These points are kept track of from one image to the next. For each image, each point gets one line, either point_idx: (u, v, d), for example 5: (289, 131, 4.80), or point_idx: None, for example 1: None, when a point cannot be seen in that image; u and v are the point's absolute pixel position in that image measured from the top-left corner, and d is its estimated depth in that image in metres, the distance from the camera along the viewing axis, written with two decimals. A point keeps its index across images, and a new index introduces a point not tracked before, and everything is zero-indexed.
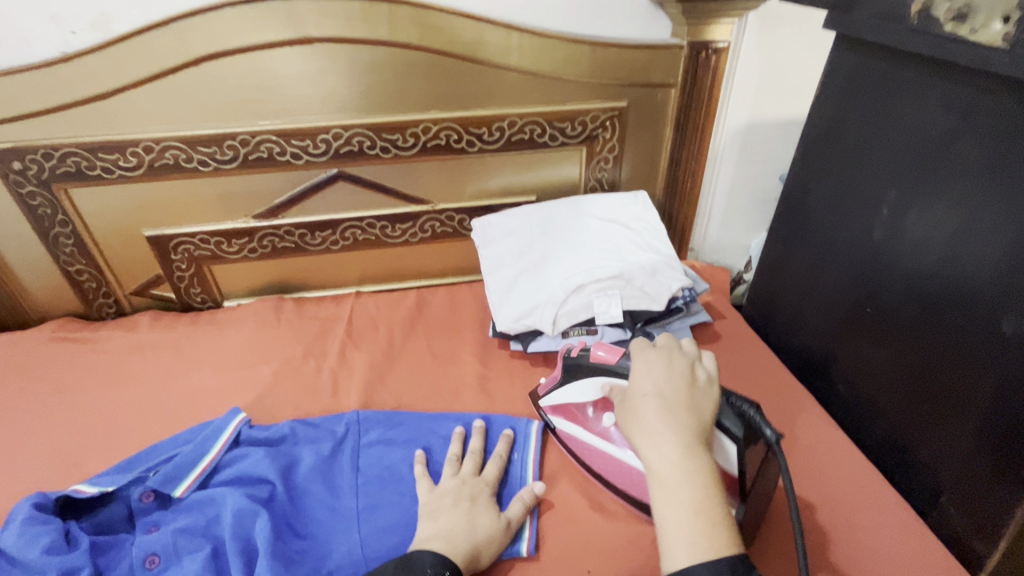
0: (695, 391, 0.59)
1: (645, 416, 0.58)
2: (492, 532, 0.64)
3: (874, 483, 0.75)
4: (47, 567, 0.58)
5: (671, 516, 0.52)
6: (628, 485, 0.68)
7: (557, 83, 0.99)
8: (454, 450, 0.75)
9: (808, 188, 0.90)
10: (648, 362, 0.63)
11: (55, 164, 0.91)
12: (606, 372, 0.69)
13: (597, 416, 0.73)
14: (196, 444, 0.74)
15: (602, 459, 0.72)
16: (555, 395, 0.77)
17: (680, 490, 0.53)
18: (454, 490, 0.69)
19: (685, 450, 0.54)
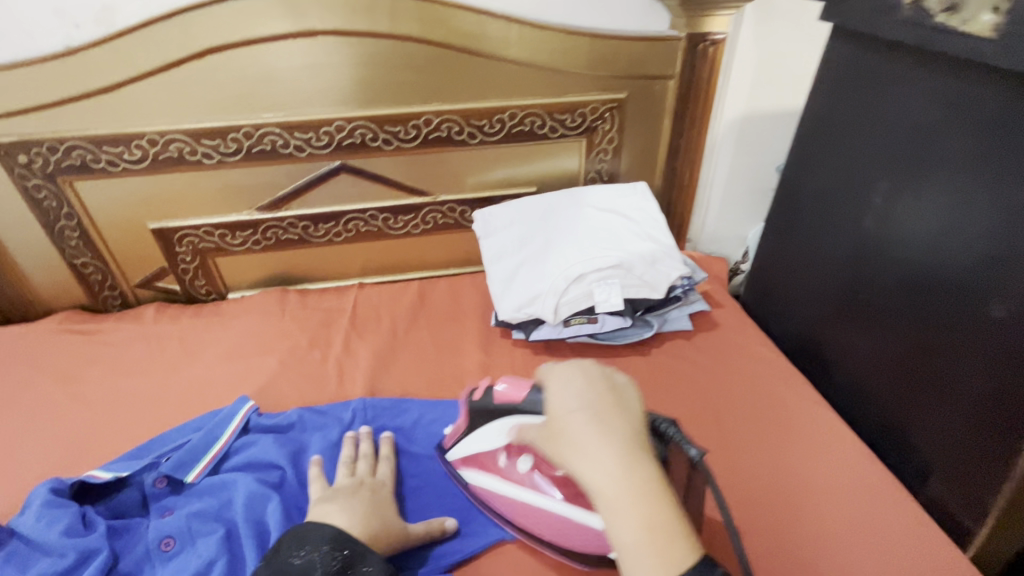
0: (619, 396, 0.56)
1: (579, 435, 0.53)
2: (388, 527, 0.63)
3: (867, 466, 0.78)
4: (66, 549, 0.60)
5: (629, 539, 0.49)
6: (550, 534, 0.63)
7: (557, 75, 1.00)
8: (346, 454, 0.73)
9: (801, 180, 0.92)
10: (565, 375, 0.59)
11: (61, 157, 0.92)
12: (512, 411, 0.66)
13: (512, 462, 0.67)
14: (207, 431, 0.76)
15: (522, 510, 0.65)
16: (461, 446, 0.72)
17: (628, 509, 0.49)
18: (350, 488, 0.68)
19: (628, 465, 0.51)
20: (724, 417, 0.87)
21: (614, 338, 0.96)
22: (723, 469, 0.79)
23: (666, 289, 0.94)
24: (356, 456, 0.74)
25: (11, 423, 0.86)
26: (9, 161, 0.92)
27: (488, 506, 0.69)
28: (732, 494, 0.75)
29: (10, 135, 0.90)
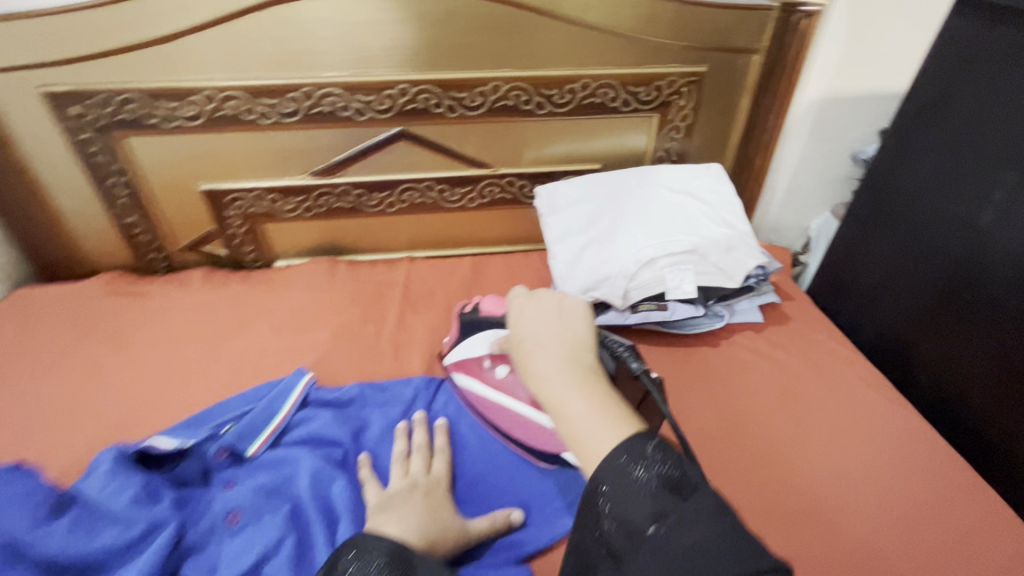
0: (564, 319, 0.57)
1: (527, 357, 0.54)
2: (449, 528, 0.59)
3: (958, 472, 0.74)
4: (134, 519, 0.59)
5: (575, 427, 0.47)
6: (518, 432, 0.71)
7: (635, 44, 0.94)
8: (400, 449, 0.69)
9: (895, 170, 0.87)
10: (516, 309, 0.61)
11: (114, 111, 0.88)
12: (493, 323, 0.80)
13: (492, 367, 0.76)
14: (267, 403, 0.73)
15: (497, 412, 0.73)
16: (453, 352, 0.82)
17: (569, 399, 0.48)
18: (405, 489, 0.63)
19: (566, 365, 0.51)
20: (799, 413, 0.83)
21: (683, 326, 0.92)
22: (804, 469, 0.75)
23: (742, 278, 0.90)
24: (411, 451, 0.69)
25: (64, 383, 0.84)
26: (61, 112, 0.88)
27: (474, 410, 0.76)
28: (815, 496, 0.72)
29: (63, 85, 0.86)
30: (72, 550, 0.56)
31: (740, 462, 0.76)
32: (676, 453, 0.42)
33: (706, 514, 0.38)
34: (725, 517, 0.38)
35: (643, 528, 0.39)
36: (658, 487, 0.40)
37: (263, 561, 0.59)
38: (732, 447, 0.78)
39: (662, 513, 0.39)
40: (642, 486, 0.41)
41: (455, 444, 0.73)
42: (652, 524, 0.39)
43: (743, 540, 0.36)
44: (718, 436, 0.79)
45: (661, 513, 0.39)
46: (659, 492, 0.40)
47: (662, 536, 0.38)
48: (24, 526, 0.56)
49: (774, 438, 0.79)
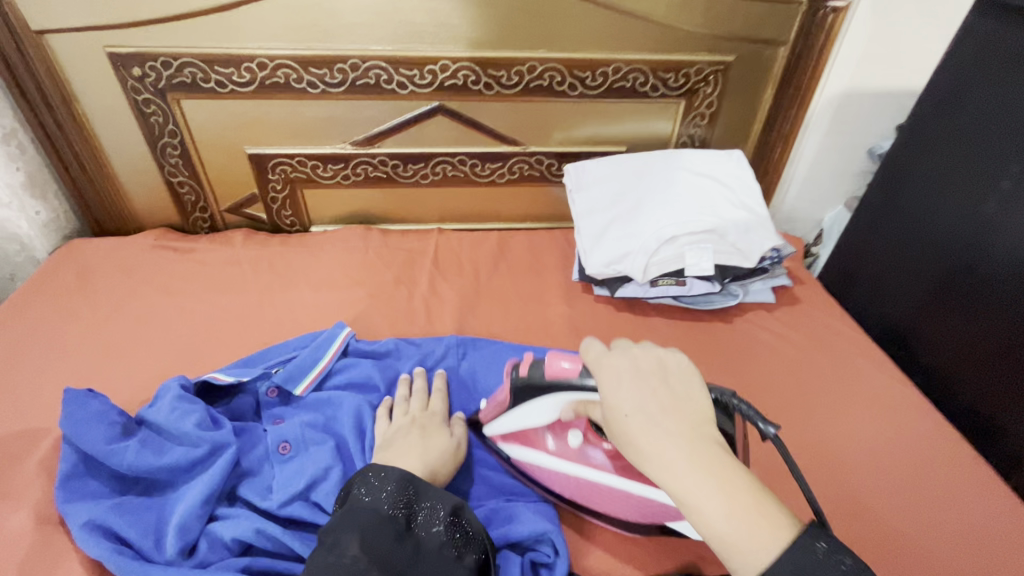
0: (673, 388, 0.50)
1: (645, 442, 0.47)
2: (444, 454, 0.65)
3: (949, 445, 0.81)
4: (199, 441, 0.64)
5: (727, 531, 0.43)
6: (601, 503, 0.64)
7: (667, 31, 0.98)
8: (402, 393, 0.74)
9: (908, 161, 0.93)
10: (610, 375, 0.51)
11: (173, 74, 0.94)
12: (566, 388, 0.61)
13: (560, 440, 0.68)
14: (312, 349, 0.79)
15: (570, 484, 0.65)
16: (505, 422, 0.68)
17: (711, 500, 0.44)
18: (405, 425, 0.68)
19: (696, 453, 0.45)
20: (803, 387, 0.88)
21: (700, 302, 0.98)
22: (806, 437, 0.81)
23: (758, 258, 0.94)
24: (409, 392, 0.75)
25: (123, 327, 0.91)
26: (124, 73, 0.94)
27: (525, 475, 0.69)
28: (813, 461, 0.78)
29: (128, 47, 0.91)
30: (144, 464, 0.62)
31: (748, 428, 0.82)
32: (858, 568, 0.41)
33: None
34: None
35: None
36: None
37: (312, 486, 0.64)
38: None
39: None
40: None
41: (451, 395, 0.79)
42: None
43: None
44: None
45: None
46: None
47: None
48: (102, 442, 0.63)
49: (779, 408, 0.85)
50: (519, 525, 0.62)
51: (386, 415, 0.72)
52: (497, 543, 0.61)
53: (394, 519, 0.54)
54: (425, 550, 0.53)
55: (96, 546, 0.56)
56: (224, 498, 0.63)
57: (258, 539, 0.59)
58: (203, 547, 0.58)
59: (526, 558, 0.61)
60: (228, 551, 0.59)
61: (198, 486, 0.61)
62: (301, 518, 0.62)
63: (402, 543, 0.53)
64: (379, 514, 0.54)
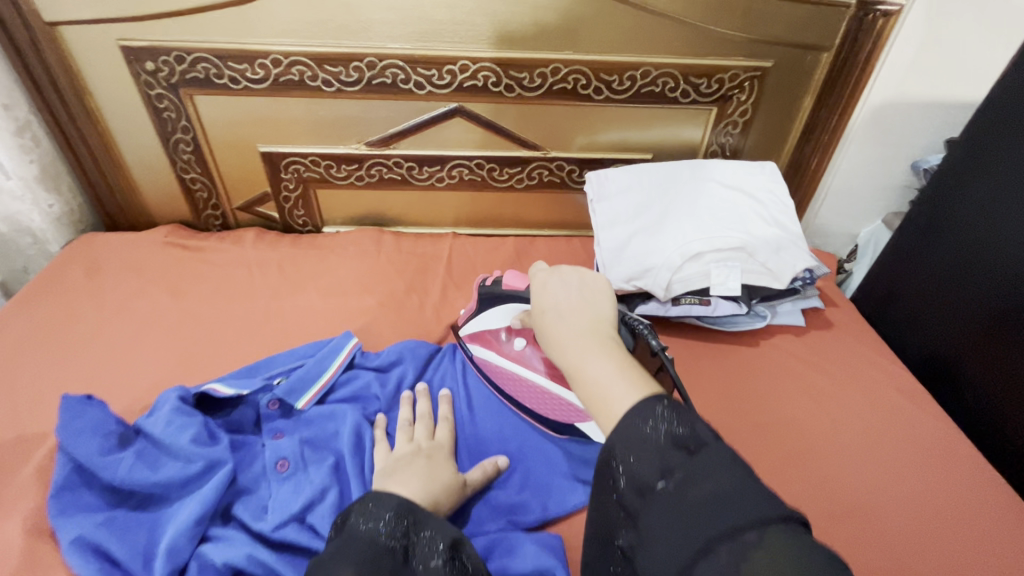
0: (584, 291, 0.54)
1: (547, 327, 0.52)
2: (449, 487, 0.61)
3: (994, 490, 0.75)
4: (194, 455, 0.62)
5: (594, 388, 0.45)
6: (530, 402, 0.73)
7: (700, 34, 0.93)
8: (405, 416, 0.71)
9: (965, 177, 0.86)
10: (535, 285, 0.58)
11: (186, 69, 0.91)
12: (514, 296, 0.75)
13: (509, 340, 0.76)
14: (316, 360, 0.76)
15: (510, 380, 0.75)
16: (472, 324, 0.80)
17: (588, 363, 0.47)
18: (409, 455, 0.64)
19: (585, 333, 0.49)
20: (835, 421, 0.83)
21: (723, 323, 0.93)
22: (834, 477, 0.76)
23: (789, 279, 0.89)
24: (414, 416, 0.71)
25: (129, 326, 0.89)
26: (137, 67, 0.91)
27: (487, 377, 0.78)
28: (843, 502, 0.73)
29: (141, 40, 0.89)
30: (137, 478, 0.60)
31: (772, 462, 0.77)
32: (686, 410, 0.41)
33: (720, 466, 0.38)
34: (743, 466, 0.38)
35: (653, 483, 0.39)
36: (669, 444, 0.40)
37: (309, 507, 0.62)
38: (764, 446, 0.79)
39: (670, 469, 0.39)
40: (655, 442, 0.40)
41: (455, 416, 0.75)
42: (661, 479, 0.39)
43: (755, 483, 0.37)
44: (752, 434, 0.80)
45: (670, 469, 0.39)
46: (669, 449, 0.39)
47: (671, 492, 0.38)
48: (95, 454, 0.61)
49: (808, 441, 0.80)
50: (519, 559, 0.58)
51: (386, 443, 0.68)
52: None
53: (391, 551, 0.49)
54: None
55: (84, 567, 0.54)
56: (217, 517, 0.61)
57: (250, 565, 0.57)
58: (191, 571, 0.55)
59: None
60: None
61: (190, 504, 0.59)
62: (294, 544, 0.59)
63: None
64: (376, 545, 0.49)
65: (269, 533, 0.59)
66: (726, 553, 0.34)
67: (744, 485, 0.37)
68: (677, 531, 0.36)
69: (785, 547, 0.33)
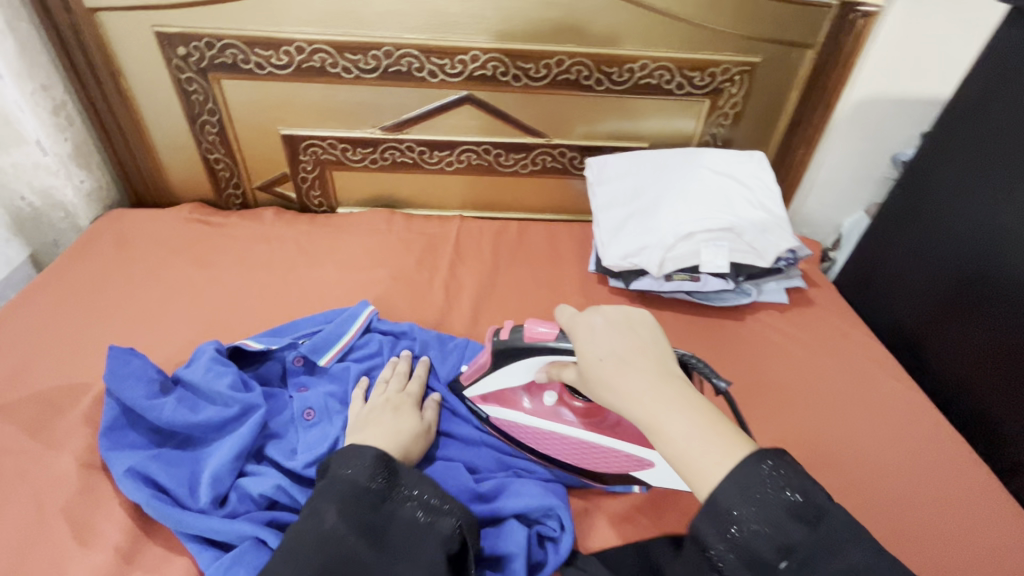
0: (639, 336, 0.57)
1: (611, 379, 0.54)
2: (414, 436, 0.67)
3: (954, 448, 0.83)
4: (231, 400, 0.69)
5: (683, 446, 0.49)
6: (568, 456, 0.72)
7: (694, 31, 1.00)
8: (384, 375, 0.76)
9: (930, 168, 0.94)
10: (585, 331, 0.58)
11: (215, 54, 0.98)
12: (543, 351, 0.66)
13: (535, 399, 0.74)
14: (337, 323, 0.82)
15: (547, 440, 0.73)
16: (488, 380, 0.74)
17: (672, 420, 0.50)
18: (380, 406, 0.69)
19: (662, 388, 0.52)
20: (811, 387, 0.90)
21: (712, 299, 1.00)
22: (809, 436, 0.83)
23: (773, 258, 0.96)
24: (391, 374, 0.76)
25: (159, 293, 0.96)
26: (169, 51, 0.98)
27: (510, 435, 0.75)
28: (816, 458, 0.81)
29: (174, 26, 0.95)
30: (179, 419, 0.67)
31: (753, 421, 0.85)
32: (799, 477, 0.46)
33: (839, 541, 0.44)
34: (859, 536, 0.44)
35: (775, 561, 0.44)
36: (788, 517, 0.45)
37: (333, 449, 0.68)
38: (746, 408, 0.86)
39: (792, 550, 0.44)
40: (774, 515, 0.45)
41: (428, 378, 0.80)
42: (782, 559, 0.44)
43: (869, 556, 0.44)
44: (736, 399, 0.88)
45: (790, 550, 0.44)
46: (791, 525, 0.45)
47: (793, 568, 0.44)
48: (142, 397, 0.67)
49: (786, 405, 0.87)
50: (523, 499, 0.65)
51: (362, 395, 0.73)
52: (503, 514, 0.64)
53: (369, 492, 0.55)
54: (398, 522, 0.55)
55: (137, 491, 0.60)
56: (251, 456, 0.67)
57: (282, 495, 0.62)
58: (232, 499, 0.62)
59: (533, 530, 0.65)
60: (255, 505, 0.62)
61: (228, 442, 0.66)
62: None
63: (378, 512, 0.55)
64: (356, 488, 0.55)
65: (300, 471, 0.65)
66: None
67: (865, 562, 0.43)
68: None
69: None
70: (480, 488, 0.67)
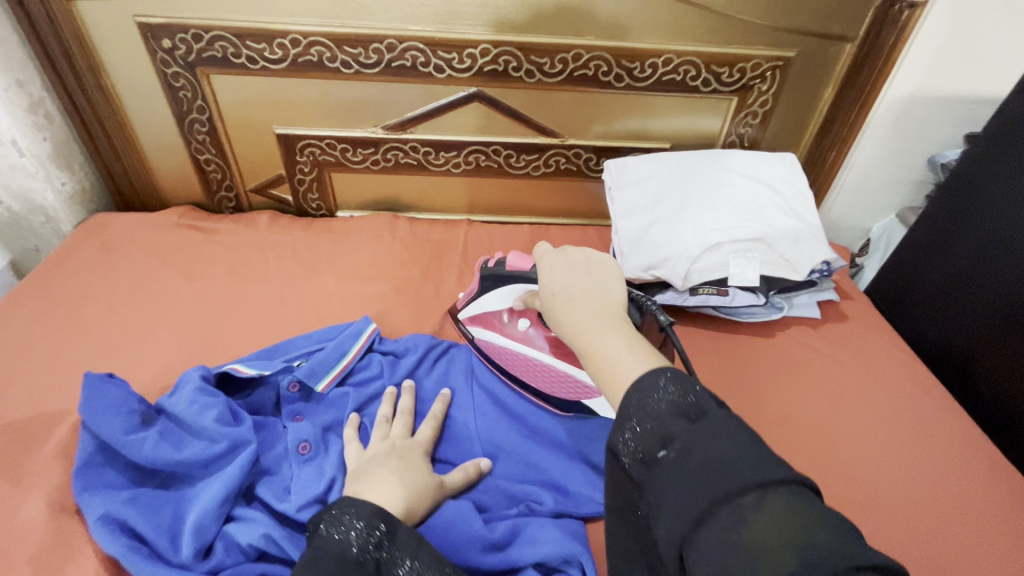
0: (595, 273, 0.52)
1: (560, 310, 0.50)
2: (424, 489, 0.59)
3: (1007, 478, 0.76)
4: (219, 435, 0.62)
5: (610, 368, 0.44)
6: (532, 380, 0.74)
7: (724, 22, 0.92)
8: (384, 412, 0.69)
9: (987, 174, 0.85)
10: (543, 267, 0.55)
11: (203, 47, 0.90)
12: (521, 277, 0.74)
13: (513, 321, 0.77)
14: (336, 344, 0.75)
15: (514, 361, 0.75)
16: (473, 305, 0.81)
17: (604, 342, 0.45)
18: (384, 452, 0.62)
19: (602, 317, 0.47)
20: (848, 410, 0.84)
21: (739, 314, 0.93)
22: (849, 465, 0.77)
23: (807, 271, 0.89)
24: (393, 413, 0.69)
25: (145, 306, 0.89)
26: (155, 44, 0.90)
27: (488, 360, 0.79)
28: (859, 491, 0.74)
29: (158, 17, 0.88)
30: (161, 457, 0.60)
31: (788, 450, 0.78)
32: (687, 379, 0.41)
33: (723, 431, 0.38)
34: (744, 431, 0.38)
35: (655, 453, 0.39)
36: (671, 411, 0.40)
37: (331, 488, 0.61)
38: (780, 435, 0.79)
39: (670, 439, 0.39)
40: (656, 409, 0.40)
41: (449, 416, 0.72)
42: (661, 447, 0.39)
43: (757, 450, 0.37)
44: (768, 424, 0.81)
45: (669, 439, 0.39)
46: (673, 417, 0.40)
47: (673, 458, 0.38)
48: (120, 432, 0.60)
49: (822, 430, 0.81)
50: (542, 546, 0.58)
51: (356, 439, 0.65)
52: (521, 562, 0.57)
53: (362, 565, 0.47)
54: None
55: (112, 543, 0.54)
56: (241, 497, 0.61)
57: (273, 546, 0.56)
58: (218, 550, 0.56)
59: None
60: (244, 556, 0.56)
61: (215, 484, 0.59)
62: None
63: None
64: (346, 558, 0.47)
65: (293, 513, 0.59)
66: (728, 515, 0.34)
67: (745, 451, 0.37)
68: (677, 494, 0.37)
69: (782, 508, 0.34)
70: (495, 534, 0.59)
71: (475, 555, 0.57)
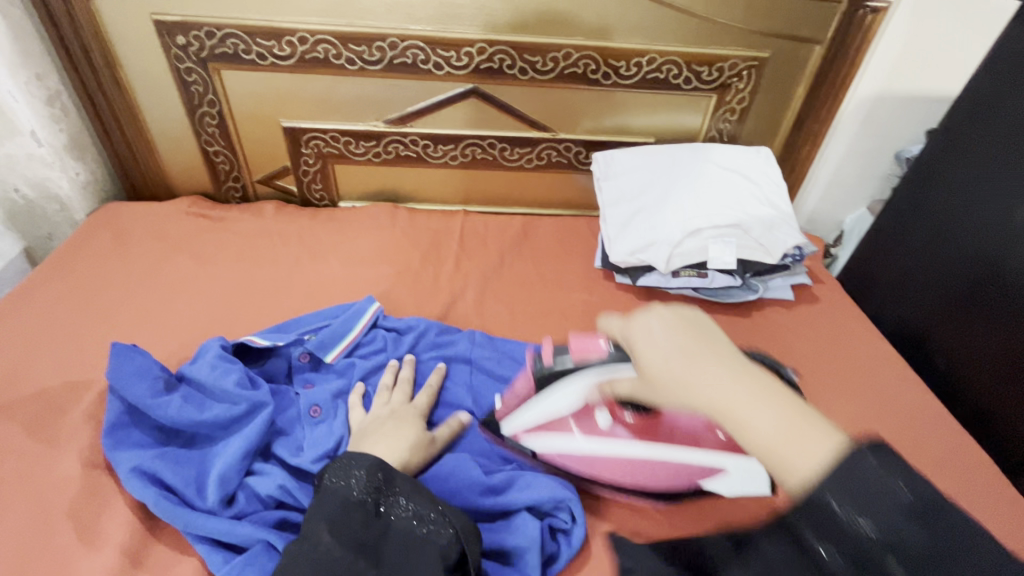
0: (697, 332, 0.46)
1: (682, 386, 0.43)
2: (417, 444, 0.65)
3: (959, 440, 0.83)
4: (238, 398, 0.68)
5: (772, 445, 0.39)
6: (630, 479, 0.66)
7: (703, 25, 0.99)
8: (386, 381, 0.75)
9: (941, 167, 0.93)
10: (635, 333, 0.47)
11: (215, 44, 0.95)
12: (589, 367, 0.69)
13: (588, 422, 0.68)
14: (343, 320, 0.81)
15: (604, 465, 0.66)
16: (525, 414, 0.70)
17: (755, 415, 0.40)
18: (385, 417, 0.68)
19: (737, 385, 0.42)
20: (819, 381, 0.90)
21: (721, 295, 0.98)
22: None
23: (780, 255, 0.95)
24: (394, 382, 0.75)
25: (159, 288, 0.94)
26: (169, 40, 0.95)
27: (567, 470, 0.67)
28: None
29: (173, 15, 0.93)
30: (185, 418, 0.66)
31: None
32: (903, 462, 0.35)
33: (966, 540, 0.32)
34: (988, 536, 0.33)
35: (882, 559, 0.33)
36: (895, 507, 0.33)
37: (341, 445, 0.67)
38: None
39: (899, 541, 0.33)
40: (873, 500, 0.34)
41: (445, 387, 0.78)
42: (888, 551, 0.33)
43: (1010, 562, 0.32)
44: None
45: (897, 540, 0.33)
46: (894, 513, 0.33)
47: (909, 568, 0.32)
48: (146, 395, 0.66)
49: None
50: (531, 492, 0.64)
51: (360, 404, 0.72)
52: (511, 507, 0.63)
53: (362, 504, 0.55)
54: (393, 533, 0.54)
55: (145, 490, 0.59)
56: (259, 454, 0.66)
57: (290, 496, 0.62)
58: (240, 500, 0.61)
59: (545, 522, 0.63)
60: (264, 504, 0.62)
61: (235, 442, 0.64)
62: None
63: (370, 528, 0.53)
64: (348, 500, 0.54)
65: (307, 466, 0.64)
66: None
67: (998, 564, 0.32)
68: None
69: None
70: (491, 480, 0.65)
71: (475, 497, 0.63)
